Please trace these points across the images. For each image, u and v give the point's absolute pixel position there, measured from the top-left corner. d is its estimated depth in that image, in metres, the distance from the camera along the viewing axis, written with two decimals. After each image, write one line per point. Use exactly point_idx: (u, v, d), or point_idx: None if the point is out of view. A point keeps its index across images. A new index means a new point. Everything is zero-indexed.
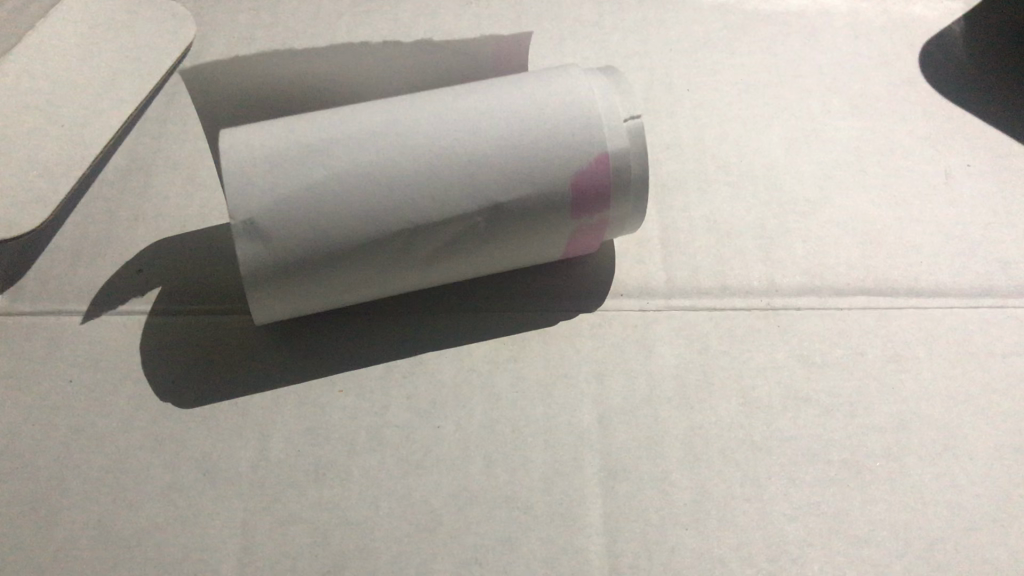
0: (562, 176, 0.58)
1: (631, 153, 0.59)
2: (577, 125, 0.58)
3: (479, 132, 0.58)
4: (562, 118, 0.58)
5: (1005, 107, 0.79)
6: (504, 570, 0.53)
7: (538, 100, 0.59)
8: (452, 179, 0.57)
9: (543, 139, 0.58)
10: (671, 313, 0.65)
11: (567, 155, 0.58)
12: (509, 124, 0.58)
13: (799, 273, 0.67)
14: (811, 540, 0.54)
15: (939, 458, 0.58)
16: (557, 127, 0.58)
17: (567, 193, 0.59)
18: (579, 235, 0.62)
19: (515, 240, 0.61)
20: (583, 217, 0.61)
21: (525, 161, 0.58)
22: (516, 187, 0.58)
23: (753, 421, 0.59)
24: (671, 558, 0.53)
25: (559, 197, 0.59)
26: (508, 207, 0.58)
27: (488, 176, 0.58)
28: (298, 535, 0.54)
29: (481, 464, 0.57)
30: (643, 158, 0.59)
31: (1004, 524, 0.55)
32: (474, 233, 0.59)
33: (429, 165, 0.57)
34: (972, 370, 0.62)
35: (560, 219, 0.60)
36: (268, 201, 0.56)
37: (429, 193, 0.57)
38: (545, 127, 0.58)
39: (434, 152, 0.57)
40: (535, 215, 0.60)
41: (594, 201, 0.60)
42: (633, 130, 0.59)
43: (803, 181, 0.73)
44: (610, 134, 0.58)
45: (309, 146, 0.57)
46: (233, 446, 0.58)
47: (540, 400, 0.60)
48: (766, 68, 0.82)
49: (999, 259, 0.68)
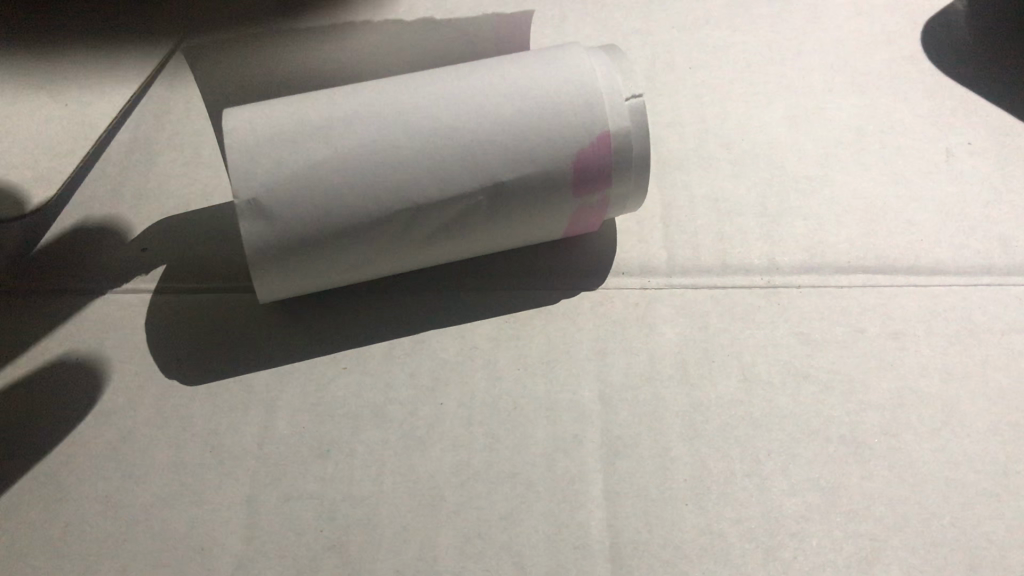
0: (563, 155, 0.58)
1: (632, 132, 0.58)
2: (578, 103, 0.58)
3: (479, 109, 0.58)
4: (564, 97, 0.58)
5: (1009, 83, 0.78)
6: (506, 543, 0.54)
7: (540, 78, 0.59)
8: (452, 158, 0.57)
9: (545, 118, 0.57)
10: (671, 290, 0.65)
11: (569, 135, 0.58)
12: (512, 101, 0.58)
13: (799, 251, 0.67)
14: (810, 515, 0.55)
15: (937, 434, 0.58)
16: (560, 106, 0.58)
17: (570, 172, 0.58)
18: (582, 214, 0.62)
19: (518, 219, 0.61)
20: (586, 197, 0.61)
21: (526, 139, 0.57)
22: (519, 166, 0.58)
23: (752, 397, 0.59)
24: (672, 532, 0.54)
25: (562, 175, 0.58)
26: (510, 185, 0.58)
27: (490, 157, 0.57)
28: (303, 511, 0.55)
29: (484, 440, 0.58)
30: (644, 137, 0.59)
31: (1002, 500, 0.56)
32: (478, 212, 0.59)
33: (431, 144, 0.57)
34: (970, 348, 0.62)
35: (562, 199, 0.60)
36: (272, 180, 0.55)
37: (433, 174, 0.57)
38: (547, 106, 0.58)
39: (437, 130, 0.57)
40: (538, 194, 0.59)
41: (597, 179, 0.59)
42: (634, 110, 0.58)
43: (804, 160, 0.73)
44: (610, 114, 0.58)
45: (311, 124, 0.57)
46: (239, 424, 0.59)
47: (541, 376, 0.61)
48: (767, 46, 0.81)
49: (1000, 236, 0.68)
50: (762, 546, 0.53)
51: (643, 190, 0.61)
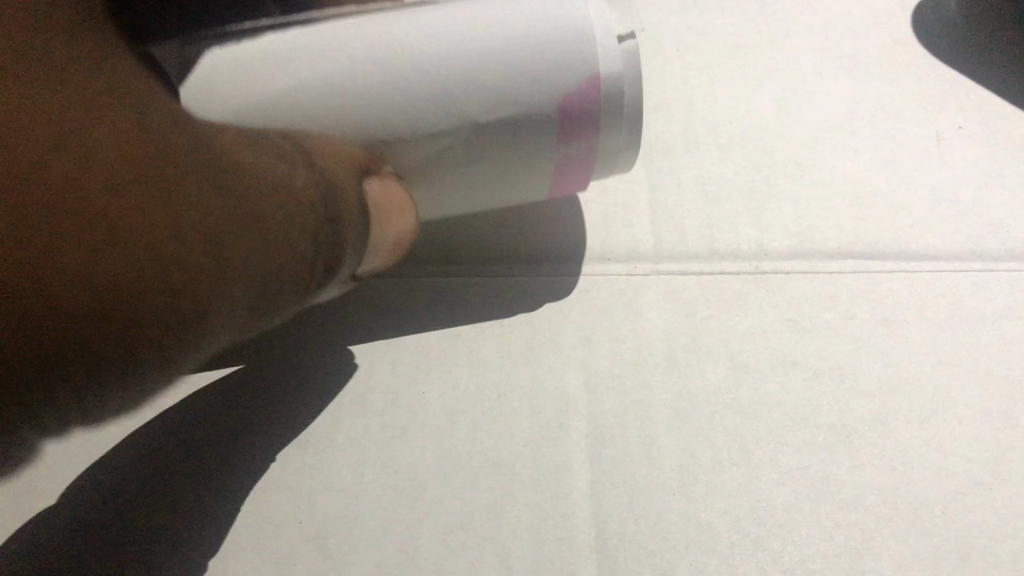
0: (550, 98, 0.55)
1: (625, 78, 0.56)
2: (571, 46, 0.54)
3: (462, 44, 0.53)
4: (555, 37, 0.54)
5: (1001, 65, 0.76)
6: (490, 534, 0.52)
7: (528, 13, 0.54)
8: (436, 96, 0.54)
9: (535, 61, 0.54)
10: (658, 277, 0.64)
11: (558, 79, 0.55)
12: (498, 39, 0.54)
13: (788, 236, 0.66)
14: (799, 504, 0.54)
15: (928, 422, 0.57)
16: (551, 48, 0.54)
17: (557, 114, 0.56)
18: (565, 164, 0.60)
19: (500, 162, 0.58)
20: (572, 144, 0.58)
21: (514, 79, 0.54)
22: (505, 107, 0.55)
23: (741, 384, 0.58)
24: (659, 523, 0.53)
25: (548, 119, 0.56)
26: (492, 126, 0.55)
27: (476, 95, 0.54)
28: (280, 503, 0.55)
29: (467, 429, 0.57)
30: (637, 84, 0.56)
31: (994, 488, 0.55)
32: (455, 152, 0.56)
33: (414, 80, 0.53)
34: (961, 334, 0.61)
35: (547, 142, 0.57)
36: (238, 106, 0.52)
37: (412, 110, 0.54)
38: (536, 49, 0.54)
39: (419, 65, 0.53)
40: (523, 138, 0.57)
41: (585, 125, 0.57)
42: (628, 53, 0.55)
43: (793, 143, 0.71)
44: (603, 58, 0.55)
45: (278, 46, 0.52)
46: (222, 427, 0.58)
47: (526, 365, 0.59)
48: (756, 27, 0.80)
49: (991, 221, 0.67)
50: (751, 536, 0.52)
51: (631, 141, 0.60)
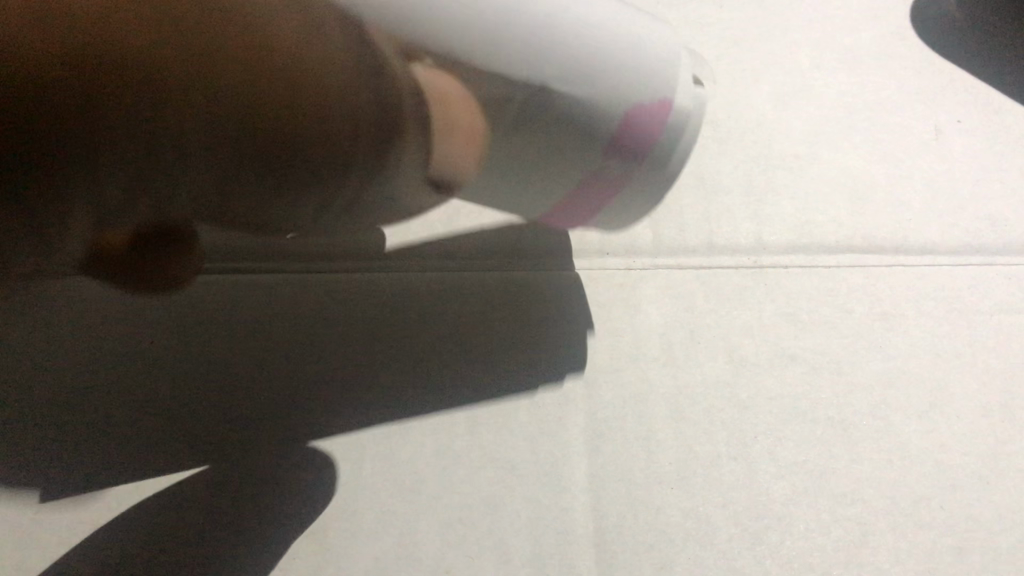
0: (618, 106, 0.46)
1: (688, 122, 0.49)
2: (661, 75, 0.47)
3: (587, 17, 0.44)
4: (655, 62, 0.47)
5: (998, 61, 0.77)
6: (489, 529, 0.53)
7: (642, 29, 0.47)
8: (524, 45, 0.42)
9: (630, 67, 0.46)
10: (657, 271, 0.64)
11: (636, 93, 0.47)
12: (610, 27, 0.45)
13: (787, 230, 0.66)
14: (797, 498, 0.54)
15: (926, 416, 0.57)
16: (647, 68, 0.47)
17: (617, 124, 0.47)
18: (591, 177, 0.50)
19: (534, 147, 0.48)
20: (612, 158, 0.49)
21: (606, 65, 0.45)
22: (583, 86, 0.45)
23: (739, 378, 0.58)
24: (657, 517, 0.53)
25: (609, 119, 0.47)
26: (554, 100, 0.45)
27: (554, 61, 0.43)
28: None
29: (466, 422, 0.56)
30: (694, 138, 0.50)
31: (991, 481, 0.55)
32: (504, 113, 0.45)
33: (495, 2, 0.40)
34: (959, 328, 0.61)
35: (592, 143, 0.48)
36: None
37: (476, 53, 0.41)
38: (637, 56, 0.46)
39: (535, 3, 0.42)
40: (567, 125, 0.46)
41: (631, 145, 0.48)
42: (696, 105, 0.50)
43: (792, 137, 0.71)
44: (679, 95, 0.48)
45: None
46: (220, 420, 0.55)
47: (525, 358, 0.59)
48: (755, 20, 0.79)
49: (990, 215, 0.67)
50: (749, 530, 0.53)
51: (655, 200, 0.52)
